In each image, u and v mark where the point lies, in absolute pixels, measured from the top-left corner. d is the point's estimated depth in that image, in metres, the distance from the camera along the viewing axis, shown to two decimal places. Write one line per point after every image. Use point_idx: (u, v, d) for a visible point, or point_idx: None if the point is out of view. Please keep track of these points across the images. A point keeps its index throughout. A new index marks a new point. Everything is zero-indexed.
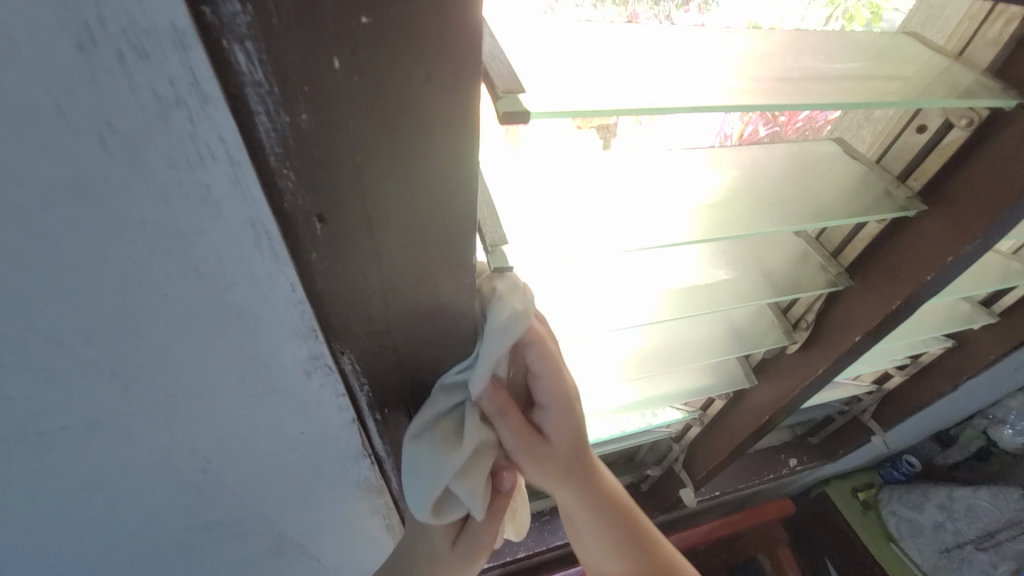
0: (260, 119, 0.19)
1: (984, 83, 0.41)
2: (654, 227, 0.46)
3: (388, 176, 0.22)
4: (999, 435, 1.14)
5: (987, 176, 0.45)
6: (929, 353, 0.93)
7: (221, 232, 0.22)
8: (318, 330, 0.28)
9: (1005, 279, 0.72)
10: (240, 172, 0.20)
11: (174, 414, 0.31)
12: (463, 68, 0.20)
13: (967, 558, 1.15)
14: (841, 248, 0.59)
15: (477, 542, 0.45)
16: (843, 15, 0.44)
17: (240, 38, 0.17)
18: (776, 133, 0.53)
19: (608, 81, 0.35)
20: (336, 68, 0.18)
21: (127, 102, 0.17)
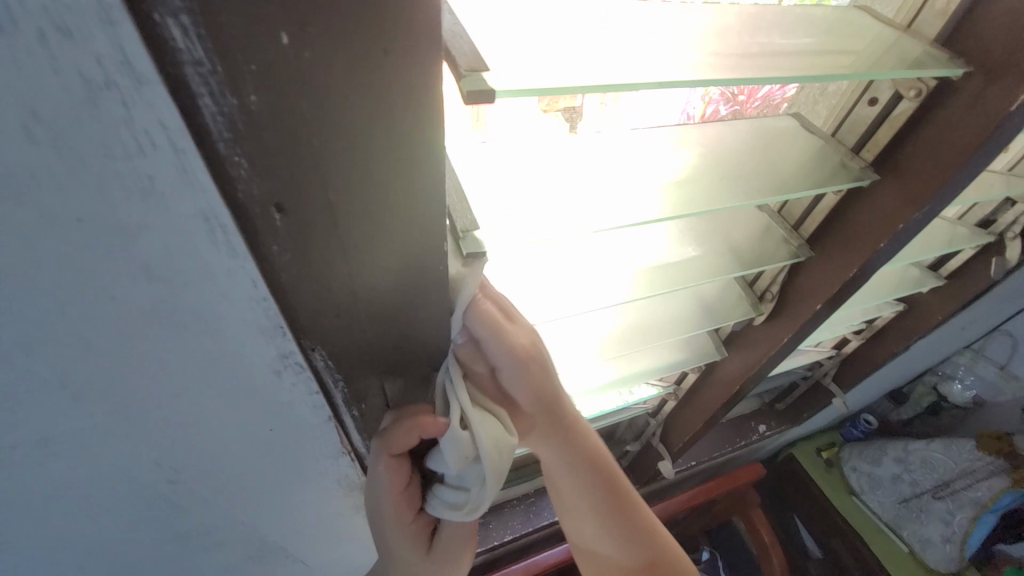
0: (203, 102, 0.17)
1: (931, 53, 0.42)
2: (622, 207, 0.46)
3: (349, 160, 0.21)
4: (949, 390, 1.26)
5: (934, 144, 0.47)
6: (883, 317, 0.99)
7: (170, 227, 0.21)
8: (285, 326, 0.27)
9: (951, 243, 0.76)
10: (186, 160, 0.19)
11: (135, 425, 0.29)
12: (423, 43, 0.19)
13: (926, 507, 1.22)
14: (802, 221, 0.61)
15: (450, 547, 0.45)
16: None
17: (173, 12, 0.15)
18: (737, 111, 0.55)
19: (573, 59, 0.34)
20: (283, 44, 0.17)
21: (51, 86, 0.16)
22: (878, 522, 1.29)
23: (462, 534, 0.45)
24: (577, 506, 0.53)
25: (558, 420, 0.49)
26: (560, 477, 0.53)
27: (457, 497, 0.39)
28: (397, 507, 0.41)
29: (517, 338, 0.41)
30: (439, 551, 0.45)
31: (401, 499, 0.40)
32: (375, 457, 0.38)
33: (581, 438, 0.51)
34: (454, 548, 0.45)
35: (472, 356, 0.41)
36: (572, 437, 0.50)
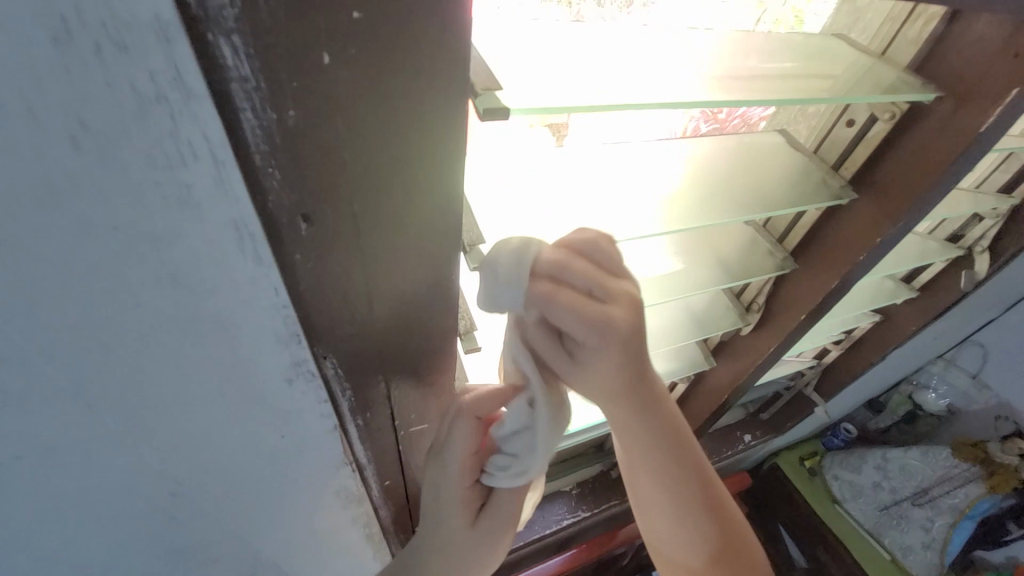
0: (245, 115, 0.18)
1: (904, 79, 0.46)
2: (617, 219, 0.48)
3: (376, 173, 0.22)
4: (924, 398, 1.28)
5: (908, 163, 0.50)
6: (861, 328, 1.03)
7: (201, 236, 0.21)
8: (301, 334, 0.28)
9: (922, 256, 0.81)
10: (225, 171, 0.20)
11: (141, 434, 0.29)
12: (453, 67, 0.20)
13: (905, 514, 1.26)
14: (786, 234, 0.63)
15: (500, 520, 0.45)
16: (768, 21, 0.47)
17: (226, 32, 0.16)
18: (717, 129, 0.57)
19: (573, 81, 0.36)
20: (325, 63, 0.18)
21: (102, 98, 0.17)
22: (860, 529, 1.32)
23: (511, 511, 0.45)
24: (659, 509, 0.46)
25: (651, 404, 0.40)
26: (642, 479, 0.45)
27: (508, 465, 0.40)
28: (461, 471, 0.42)
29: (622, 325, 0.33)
30: (484, 525, 0.45)
31: (465, 467, 0.42)
32: (457, 419, 0.40)
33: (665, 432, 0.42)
34: (500, 523, 0.45)
35: (541, 337, 0.36)
36: (657, 427, 0.41)
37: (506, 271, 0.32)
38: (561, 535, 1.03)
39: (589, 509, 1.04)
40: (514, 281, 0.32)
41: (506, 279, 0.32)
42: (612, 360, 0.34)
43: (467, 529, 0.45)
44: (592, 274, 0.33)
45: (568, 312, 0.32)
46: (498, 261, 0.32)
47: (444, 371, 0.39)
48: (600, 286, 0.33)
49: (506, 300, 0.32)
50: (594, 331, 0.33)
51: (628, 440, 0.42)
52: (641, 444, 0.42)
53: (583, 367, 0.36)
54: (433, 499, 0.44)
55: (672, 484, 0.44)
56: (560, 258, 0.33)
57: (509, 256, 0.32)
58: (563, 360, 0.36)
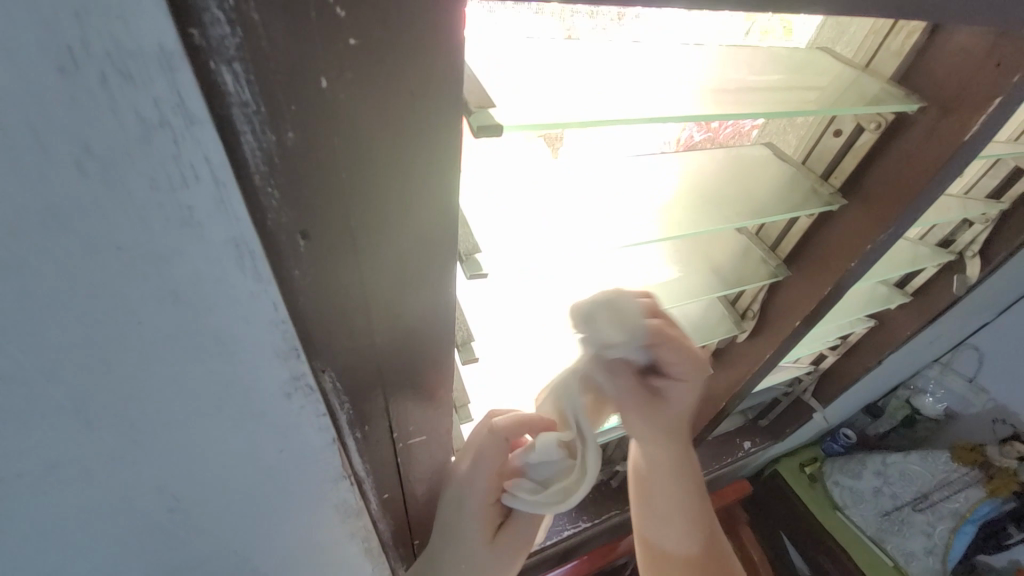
0: (245, 138, 0.19)
1: (887, 91, 0.47)
2: (613, 229, 0.48)
3: (373, 191, 0.23)
4: (921, 403, 1.29)
5: (895, 171, 0.51)
6: (856, 333, 1.03)
7: (202, 255, 0.22)
8: (300, 348, 0.28)
9: (914, 261, 0.82)
10: (225, 191, 0.20)
11: (139, 450, 0.29)
12: (446, 87, 0.21)
13: (907, 519, 1.26)
14: (778, 242, 0.64)
15: (513, 537, 0.54)
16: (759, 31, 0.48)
17: (228, 60, 0.17)
18: (710, 138, 0.58)
19: (568, 95, 0.37)
20: (323, 87, 0.19)
21: (107, 124, 0.17)
22: (862, 536, 1.31)
23: (524, 528, 0.54)
24: (663, 512, 0.56)
25: (684, 428, 0.53)
26: (654, 485, 0.55)
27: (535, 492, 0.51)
28: (486, 490, 0.51)
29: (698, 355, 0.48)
30: (500, 542, 0.54)
31: (490, 484, 0.51)
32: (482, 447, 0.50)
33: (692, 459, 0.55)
34: (514, 539, 0.54)
35: (619, 366, 0.50)
36: (685, 450, 0.54)
37: (605, 318, 0.44)
38: (561, 546, 1.02)
39: (589, 520, 1.03)
40: (614, 326, 0.44)
41: (603, 315, 0.43)
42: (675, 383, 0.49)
43: (486, 549, 0.53)
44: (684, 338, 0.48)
45: (671, 345, 0.47)
46: (601, 301, 0.44)
47: (442, 383, 0.39)
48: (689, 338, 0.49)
49: (602, 334, 0.44)
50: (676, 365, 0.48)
51: (661, 460, 0.54)
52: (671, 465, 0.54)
53: (667, 392, 0.50)
54: (455, 517, 0.52)
55: (686, 504, 0.55)
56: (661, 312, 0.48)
57: (604, 300, 0.44)
58: (662, 386, 0.50)
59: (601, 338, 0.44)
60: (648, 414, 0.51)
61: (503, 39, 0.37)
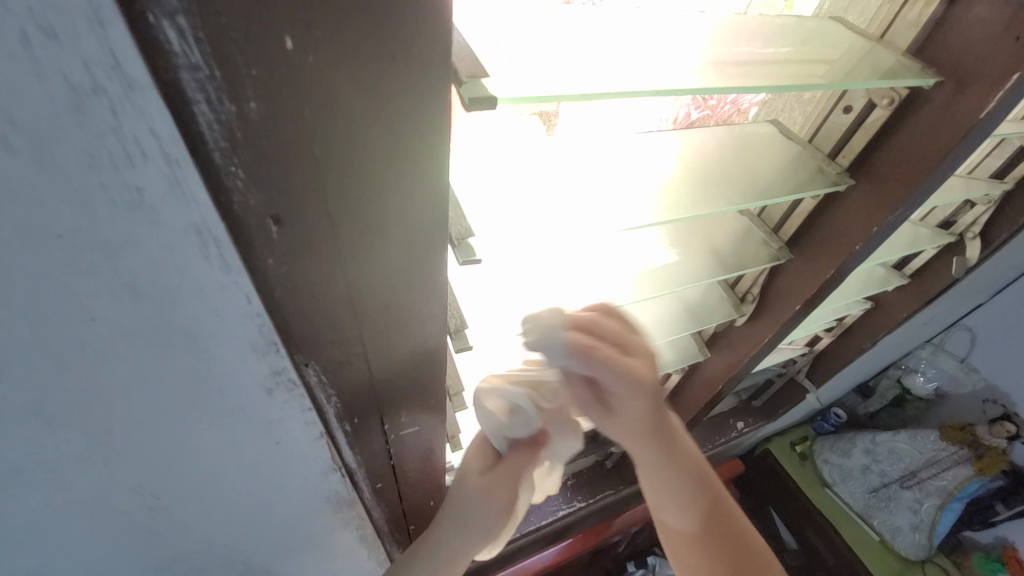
0: (199, 109, 0.16)
1: (903, 63, 0.44)
2: (612, 210, 0.46)
3: (352, 167, 0.20)
4: (913, 382, 1.30)
5: (905, 149, 0.49)
6: (853, 315, 1.03)
7: (159, 243, 0.19)
8: (279, 342, 0.26)
9: (915, 243, 0.80)
10: (179, 171, 0.18)
11: (109, 449, 0.27)
12: (431, 50, 0.18)
13: (894, 496, 1.28)
14: (781, 224, 0.62)
15: (499, 480, 0.48)
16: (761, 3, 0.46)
17: (170, 13, 0.14)
18: (707, 116, 0.55)
19: (563, 66, 0.34)
20: (288, 48, 0.16)
21: (31, 94, 0.15)
22: (849, 511, 1.35)
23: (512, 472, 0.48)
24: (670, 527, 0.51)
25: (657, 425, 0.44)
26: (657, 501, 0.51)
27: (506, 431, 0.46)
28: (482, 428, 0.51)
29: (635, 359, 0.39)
30: (487, 481, 0.49)
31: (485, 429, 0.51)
32: None
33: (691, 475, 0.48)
34: (499, 482, 0.48)
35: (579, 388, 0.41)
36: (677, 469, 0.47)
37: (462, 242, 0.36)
38: (557, 526, 1.03)
39: (584, 500, 1.05)
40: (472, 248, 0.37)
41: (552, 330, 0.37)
42: (634, 409, 0.41)
43: (474, 486, 0.49)
44: (615, 334, 0.39)
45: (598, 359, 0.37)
46: (548, 332, 0.36)
47: (435, 374, 0.37)
48: (623, 344, 0.39)
49: (541, 347, 0.37)
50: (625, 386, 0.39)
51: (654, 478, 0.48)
52: (678, 477, 0.48)
53: (615, 411, 0.41)
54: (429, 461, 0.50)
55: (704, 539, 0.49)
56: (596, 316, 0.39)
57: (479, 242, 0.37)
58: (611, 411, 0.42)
59: (544, 354, 0.37)
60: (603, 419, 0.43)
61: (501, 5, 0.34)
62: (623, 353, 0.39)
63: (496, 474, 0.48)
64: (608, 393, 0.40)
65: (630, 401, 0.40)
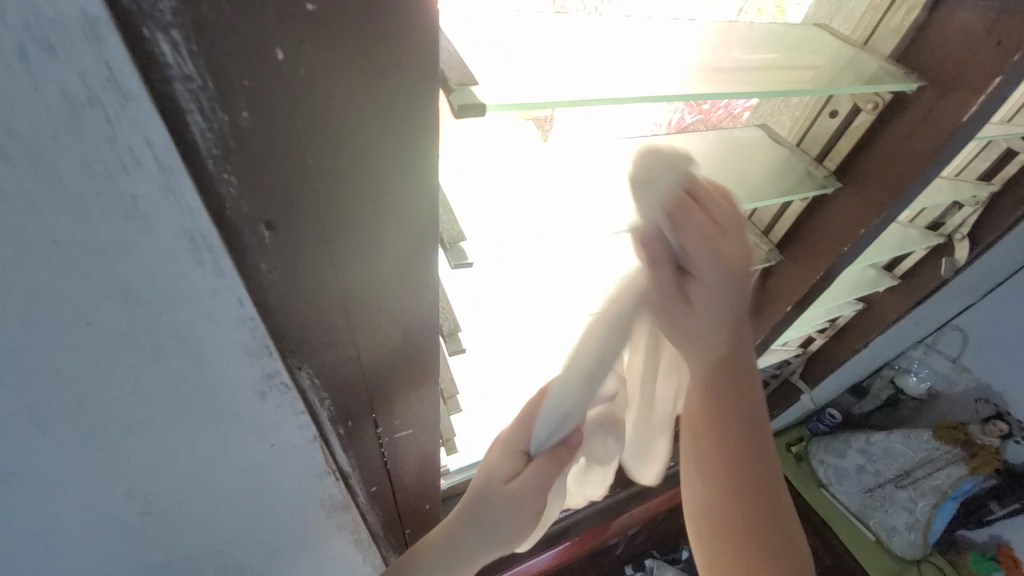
0: (192, 118, 0.17)
1: (886, 69, 0.45)
2: (604, 212, 0.47)
3: (343, 175, 0.21)
4: (905, 382, 1.30)
5: (891, 152, 0.50)
6: (844, 316, 1.04)
7: (153, 249, 0.20)
8: (272, 345, 0.26)
9: (904, 245, 0.81)
10: (172, 178, 0.18)
11: (103, 454, 0.27)
12: (419, 62, 0.19)
13: (890, 496, 1.30)
14: (771, 227, 0.63)
15: (525, 484, 0.47)
16: (752, 9, 0.46)
17: (164, 27, 0.15)
18: (702, 120, 0.54)
19: (552, 73, 0.35)
20: (279, 60, 0.17)
21: (28, 104, 0.15)
22: (846, 511, 1.36)
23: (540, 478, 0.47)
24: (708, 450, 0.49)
25: (731, 350, 0.45)
26: (707, 418, 0.47)
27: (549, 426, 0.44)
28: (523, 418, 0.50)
29: (733, 248, 0.37)
30: (516, 486, 0.48)
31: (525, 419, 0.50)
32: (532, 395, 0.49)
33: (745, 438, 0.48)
34: (525, 489, 0.47)
35: (667, 262, 0.39)
36: (739, 387, 0.46)
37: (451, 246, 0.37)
38: (554, 530, 1.03)
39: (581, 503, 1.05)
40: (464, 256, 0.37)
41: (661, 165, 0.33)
42: (707, 291, 0.39)
43: (500, 490, 0.49)
44: (713, 215, 0.37)
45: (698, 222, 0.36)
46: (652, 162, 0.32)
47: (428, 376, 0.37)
48: (727, 224, 0.37)
49: (645, 182, 0.33)
50: (716, 265, 0.37)
51: (712, 379, 0.45)
52: (733, 392, 0.46)
53: (693, 297, 0.40)
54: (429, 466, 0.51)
55: (740, 464, 0.48)
56: (697, 192, 0.37)
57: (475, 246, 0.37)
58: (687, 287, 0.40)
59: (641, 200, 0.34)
60: (675, 306, 0.41)
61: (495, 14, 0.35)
62: (716, 223, 0.37)
63: (523, 480, 0.47)
64: (698, 283, 0.39)
65: (715, 284, 0.39)
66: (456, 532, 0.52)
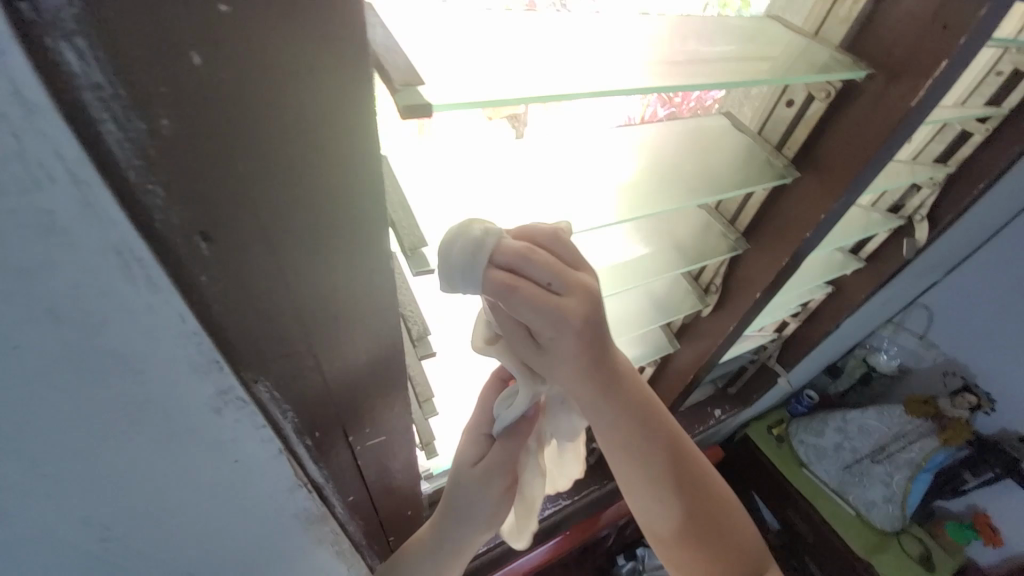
0: (105, 128, 0.16)
1: (837, 58, 0.46)
2: (574, 208, 0.47)
3: (278, 179, 0.20)
4: (876, 360, 1.36)
5: (843, 137, 0.51)
6: (815, 299, 1.07)
7: (79, 266, 0.19)
8: (222, 359, 0.25)
9: (867, 227, 0.84)
10: (91, 192, 0.17)
11: (51, 481, 0.26)
12: (343, 59, 0.19)
13: (866, 471, 1.32)
14: (737, 216, 0.64)
15: (495, 461, 0.48)
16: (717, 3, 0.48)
17: (66, 35, 0.14)
18: (673, 112, 0.57)
19: (511, 71, 0.35)
20: (195, 64, 0.16)
21: None
22: (825, 488, 1.38)
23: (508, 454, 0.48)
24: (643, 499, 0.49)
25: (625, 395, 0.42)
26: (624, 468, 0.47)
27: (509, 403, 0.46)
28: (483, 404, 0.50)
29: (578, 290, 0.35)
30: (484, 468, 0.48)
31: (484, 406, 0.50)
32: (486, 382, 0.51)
33: (684, 455, 0.48)
34: (497, 467, 0.48)
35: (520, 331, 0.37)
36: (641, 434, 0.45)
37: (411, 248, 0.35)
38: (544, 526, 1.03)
39: (570, 497, 1.05)
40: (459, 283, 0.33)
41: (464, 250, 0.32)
42: (581, 354, 0.37)
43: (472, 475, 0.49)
44: (550, 266, 0.34)
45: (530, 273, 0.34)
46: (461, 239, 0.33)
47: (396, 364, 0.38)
48: (556, 280, 0.34)
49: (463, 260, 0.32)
50: (564, 331, 0.35)
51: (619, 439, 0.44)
52: (643, 443, 0.45)
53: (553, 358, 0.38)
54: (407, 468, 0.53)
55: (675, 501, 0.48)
56: (525, 247, 0.34)
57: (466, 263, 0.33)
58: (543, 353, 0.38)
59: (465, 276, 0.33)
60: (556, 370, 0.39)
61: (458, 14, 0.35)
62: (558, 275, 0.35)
63: (491, 458, 0.48)
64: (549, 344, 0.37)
65: (567, 345, 0.36)
66: (443, 524, 0.51)
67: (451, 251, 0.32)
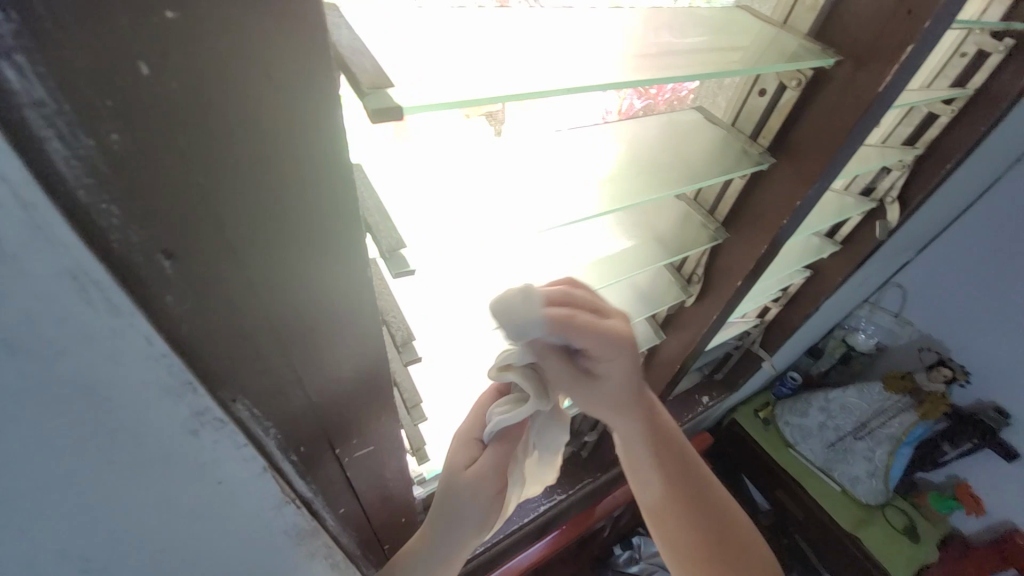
0: (51, 146, 0.15)
1: (806, 46, 0.47)
2: (554, 205, 0.47)
3: (244, 193, 0.20)
4: (856, 340, 1.38)
5: (813, 125, 0.52)
6: (795, 284, 1.09)
7: (31, 295, 0.18)
8: (196, 380, 0.24)
9: (841, 211, 0.86)
10: (40, 216, 0.16)
11: (20, 517, 0.25)
12: (305, 65, 0.18)
13: (849, 448, 1.36)
14: (716, 206, 0.65)
15: (486, 466, 0.48)
16: None
17: (4, 51, 0.13)
18: (649, 104, 0.56)
19: (484, 69, 0.34)
20: (144, 75, 0.15)
21: None
22: (812, 466, 1.42)
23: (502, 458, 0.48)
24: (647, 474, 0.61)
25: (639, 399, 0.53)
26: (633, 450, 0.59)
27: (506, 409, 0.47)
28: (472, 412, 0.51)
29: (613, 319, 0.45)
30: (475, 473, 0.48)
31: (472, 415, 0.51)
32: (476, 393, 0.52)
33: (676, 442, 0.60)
34: (490, 472, 0.48)
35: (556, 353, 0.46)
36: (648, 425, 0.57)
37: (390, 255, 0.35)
38: (541, 522, 1.03)
39: (565, 492, 1.06)
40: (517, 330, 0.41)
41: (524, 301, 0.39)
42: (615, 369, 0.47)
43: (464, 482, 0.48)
44: (589, 299, 0.44)
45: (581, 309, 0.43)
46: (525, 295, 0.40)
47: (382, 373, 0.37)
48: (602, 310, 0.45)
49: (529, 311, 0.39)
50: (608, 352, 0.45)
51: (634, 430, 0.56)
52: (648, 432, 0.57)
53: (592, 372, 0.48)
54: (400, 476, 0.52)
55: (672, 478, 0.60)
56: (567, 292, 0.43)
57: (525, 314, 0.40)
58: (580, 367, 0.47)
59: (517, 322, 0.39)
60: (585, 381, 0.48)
61: (427, 14, 0.34)
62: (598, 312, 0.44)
63: (484, 463, 0.48)
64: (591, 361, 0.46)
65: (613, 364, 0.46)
66: (431, 531, 0.50)
67: (508, 308, 0.39)
